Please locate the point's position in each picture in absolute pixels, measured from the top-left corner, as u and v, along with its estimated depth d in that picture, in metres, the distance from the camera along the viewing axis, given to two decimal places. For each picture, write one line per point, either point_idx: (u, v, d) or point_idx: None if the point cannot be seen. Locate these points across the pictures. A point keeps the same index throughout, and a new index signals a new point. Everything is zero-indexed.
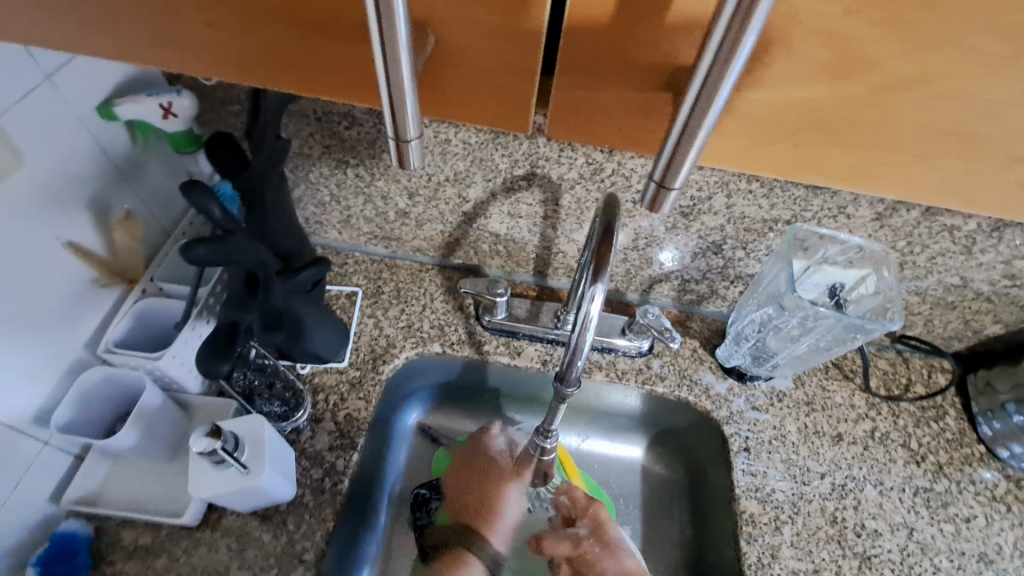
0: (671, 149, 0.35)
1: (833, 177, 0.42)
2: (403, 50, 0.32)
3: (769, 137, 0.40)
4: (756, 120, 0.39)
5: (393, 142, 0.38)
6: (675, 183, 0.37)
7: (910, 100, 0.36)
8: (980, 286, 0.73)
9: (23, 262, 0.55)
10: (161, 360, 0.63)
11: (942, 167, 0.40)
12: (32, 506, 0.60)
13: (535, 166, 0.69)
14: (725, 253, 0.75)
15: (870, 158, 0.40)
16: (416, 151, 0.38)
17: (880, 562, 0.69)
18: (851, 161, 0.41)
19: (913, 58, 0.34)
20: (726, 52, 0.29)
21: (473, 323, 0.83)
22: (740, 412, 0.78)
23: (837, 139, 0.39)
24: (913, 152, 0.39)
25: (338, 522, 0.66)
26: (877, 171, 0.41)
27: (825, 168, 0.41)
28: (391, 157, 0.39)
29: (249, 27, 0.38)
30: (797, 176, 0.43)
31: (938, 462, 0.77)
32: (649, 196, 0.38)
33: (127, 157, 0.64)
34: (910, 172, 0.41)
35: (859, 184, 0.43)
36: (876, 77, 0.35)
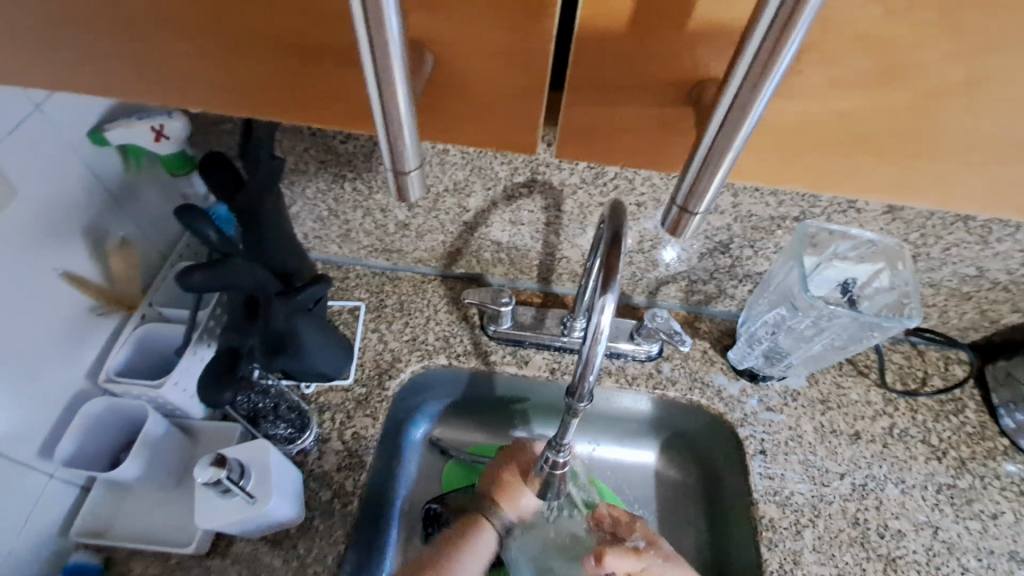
0: (695, 169, 0.33)
1: (868, 192, 0.41)
2: (402, 81, 0.30)
3: (796, 151, 0.38)
4: (783, 134, 0.37)
5: (392, 174, 0.36)
6: (699, 209, 0.35)
7: (953, 108, 0.35)
8: (997, 275, 0.71)
9: (20, 296, 0.54)
10: (162, 388, 0.62)
11: (991, 175, 0.38)
12: (39, 540, 0.59)
13: (536, 173, 0.67)
14: (733, 252, 0.74)
15: (910, 169, 0.39)
16: (417, 182, 0.37)
17: (906, 563, 0.67)
18: (891, 176, 0.39)
19: (958, 61, 0.32)
20: (760, 65, 0.28)
21: (478, 333, 0.81)
22: (754, 413, 0.76)
23: (871, 151, 0.38)
24: (957, 162, 0.38)
25: (349, 544, 0.65)
26: (919, 181, 0.39)
27: (859, 181, 0.40)
28: (390, 189, 0.38)
29: (249, 58, 0.37)
30: (827, 191, 0.41)
31: (960, 458, 0.75)
32: (671, 220, 0.37)
33: (121, 182, 0.63)
34: (953, 185, 0.39)
35: (896, 198, 0.41)
36: (897, 76, 0.33)
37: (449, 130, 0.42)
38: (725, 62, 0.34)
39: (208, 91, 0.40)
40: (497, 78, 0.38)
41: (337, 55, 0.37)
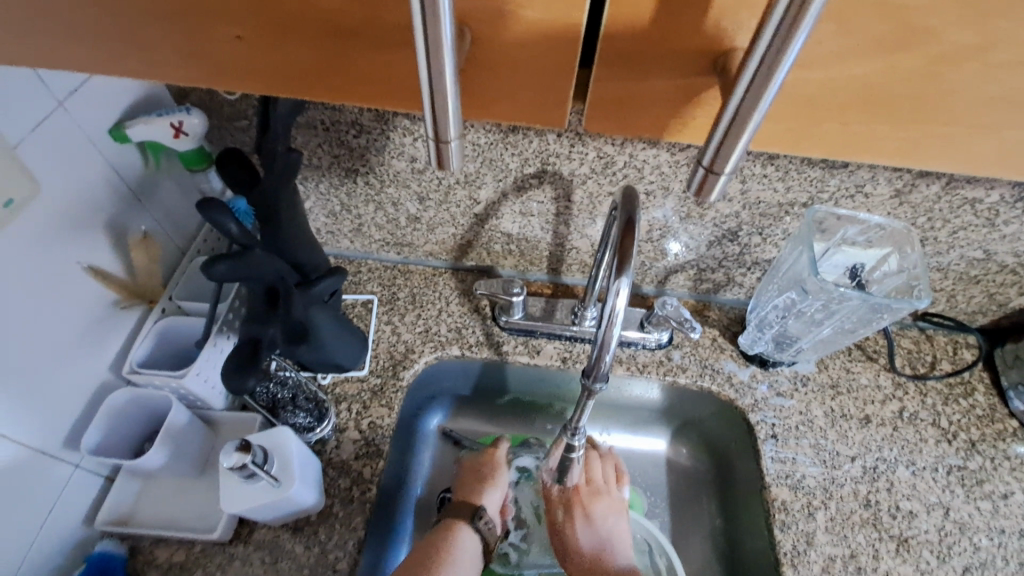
0: (722, 135, 0.34)
1: (882, 154, 0.42)
2: (444, 46, 0.31)
3: (813, 117, 0.39)
4: (800, 100, 0.38)
5: (433, 143, 0.37)
6: (725, 169, 0.35)
7: (970, 68, 0.35)
8: (1005, 258, 0.72)
9: (47, 289, 0.56)
10: (185, 379, 0.63)
11: (1002, 134, 0.39)
12: (68, 529, 0.60)
13: (546, 164, 0.68)
14: (741, 240, 0.75)
15: (922, 132, 0.40)
16: (456, 152, 0.37)
17: (918, 543, 0.68)
18: (900, 139, 0.40)
19: (972, 26, 0.33)
20: (786, 28, 0.28)
21: (490, 323, 0.82)
22: (764, 398, 0.77)
23: (887, 115, 0.39)
24: (970, 123, 0.39)
25: (369, 530, 0.66)
26: (924, 148, 0.41)
27: (873, 144, 0.41)
28: (430, 159, 0.38)
29: (283, 38, 0.38)
30: (841, 155, 0.42)
31: (970, 440, 0.76)
32: (696, 182, 0.37)
33: (140, 178, 0.65)
34: (961, 145, 0.40)
35: (911, 160, 0.42)
36: (909, 44, 0.34)
37: (482, 107, 0.43)
38: (738, 41, 0.35)
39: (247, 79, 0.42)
40: (527, 55, 0.39)
41: (369, 32, 0.38)
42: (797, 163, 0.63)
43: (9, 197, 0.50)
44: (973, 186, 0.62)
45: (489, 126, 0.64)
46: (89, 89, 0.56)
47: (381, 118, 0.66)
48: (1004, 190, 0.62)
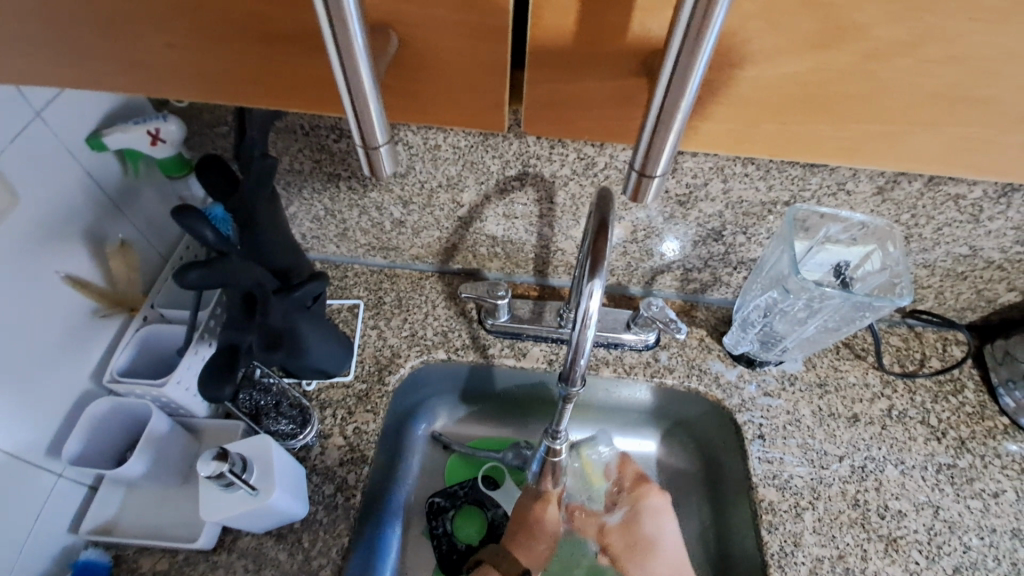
0: (647, 138, 0.34)
1: (829, 154, 0.45)
2: (359, 55, 0.31)
3: (757, 116, 0.42)
4: (742, 101, 0.41)
5: (362, 149, 0.37)
6: (658, 170, 0.35)
7: (902, 65, 0.38)
8: (990, 254, 0.71)
9: (27, 297, 0.56)
10: (165, 387, 0.63)
11: (942, 133, 0.42)
12: (51, 539, 0.60)
13: (527, 166, 0.68)
14: (726, 240, 0.74)
15: (862, 131, 0.43)
16: (387, 156, 0.37)
17: (907, 543, 0.67)
18: (844, 137, 0.44)
19: (901, 22, 0.35)
20: (695, 32, 0.28)
21: (476, 327, 0.82)
22: (752, 398, 0.77)
23: (830, 113, 0.42)
24: (911, 121, 0.42)
25: (353, 537, 0.66)
26: (872, 145, 0.44)
27: (819, 144, 0.44)
28: (362, 165, 0.39)
29: (239, 44, 0.41)
30: (789, 154, 0.45)
31: (960, 437, 0.75)
32: (630, 186, 0.37)
33: (120, 185, 0.65)
34: (904, 143, 0.44)
35: (858, 158, 0.45)
36: (839, 40, 0.37)
37: (431, 109, 0.45)
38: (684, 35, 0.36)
39: (188, 84, 0.45)
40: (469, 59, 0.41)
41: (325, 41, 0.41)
42: (777, 161, 0.63)
43: None
44: (955, 182, 0.62)
45: (468, 129, 0.64)
46: (66, 98, 0.56)
47: None
48: (986, 185, 0.62)
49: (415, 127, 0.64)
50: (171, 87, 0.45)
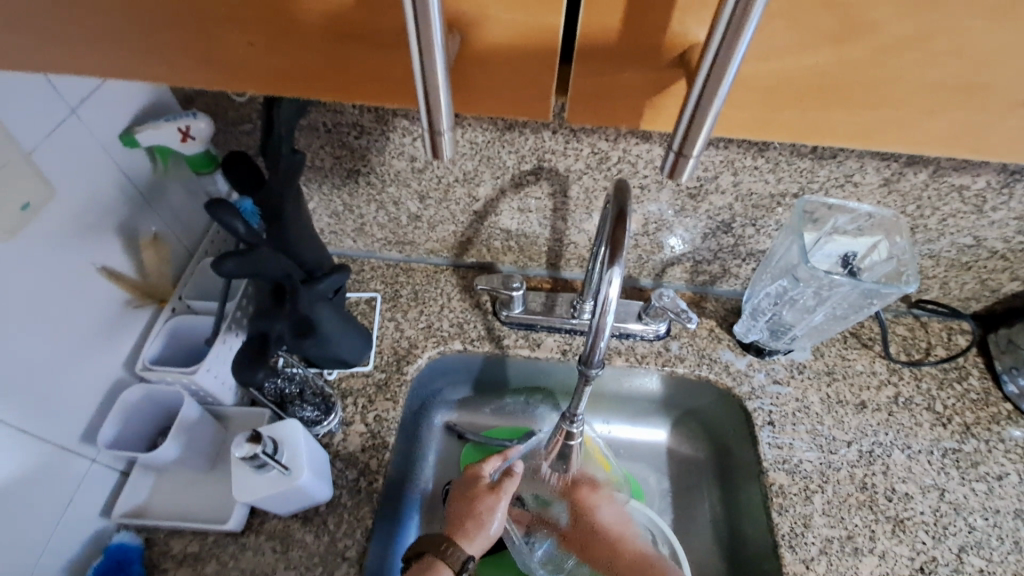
0: (686, 120, 0.35)
1: (841, 139, 0.40)
2: (437, 50, 0.32)
3: (778, 103, 0.37)
4: (762, 88, 0.36)
5: (427, 134, 0.37)
6: (694, 151, 0.36)
7: (911, 59, 0.34)
8: (994, 244, 0.73)
9: (64, 289, 0.57)
10: (196, 374, 0.65)
11: (950, 120, 0.37)
12: (86, 522, 0.62)
13: (542, 160, 0.70)
14: (735, 231, 0.76)
15: (874, 121, 0.38)
16: (450, 142, 0.37)
17: (914, 524, 0.69)
18: (857, 126, 0.39)
19: (914, 17, 0.32)
20: (737, 21, 0.29)
21: (491, 319, 0.84)
22: (762, 386, 0.79)
23: (846, 98, 0.37)
24: (922, 110, 0.37)
25: (376, 521, 0.68)
26: (881, 133, 0.39)
27: (834, 131, 0.39)
28: (425, 149, 0.38)
29: (285, 46, 0.36)
30: (808, 140, 0.40)
31: (964, 423, 0.77)
32: (668, 166, 0.38)
33: (149, 181, 0.67)
34: (910, 129, 0.38)
35: (871, 142, 0.40)
36: (852, 37, 0.33)
37: (470, 102, 0.42)
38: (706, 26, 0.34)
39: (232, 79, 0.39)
40: (515, 49, 0.37)
41: (364, 34, 0.35)
42: (786, 155, 0.65)
43: (26, 201, 0.51)
44: (959, 172, 0.64)
45: (485, 125, 0.66)
46: (100, 96, 0.58)
47: (382, 119, 0.68)
48: (990, 176, 0.64)
49: None
50: (182, 70, 0.39)
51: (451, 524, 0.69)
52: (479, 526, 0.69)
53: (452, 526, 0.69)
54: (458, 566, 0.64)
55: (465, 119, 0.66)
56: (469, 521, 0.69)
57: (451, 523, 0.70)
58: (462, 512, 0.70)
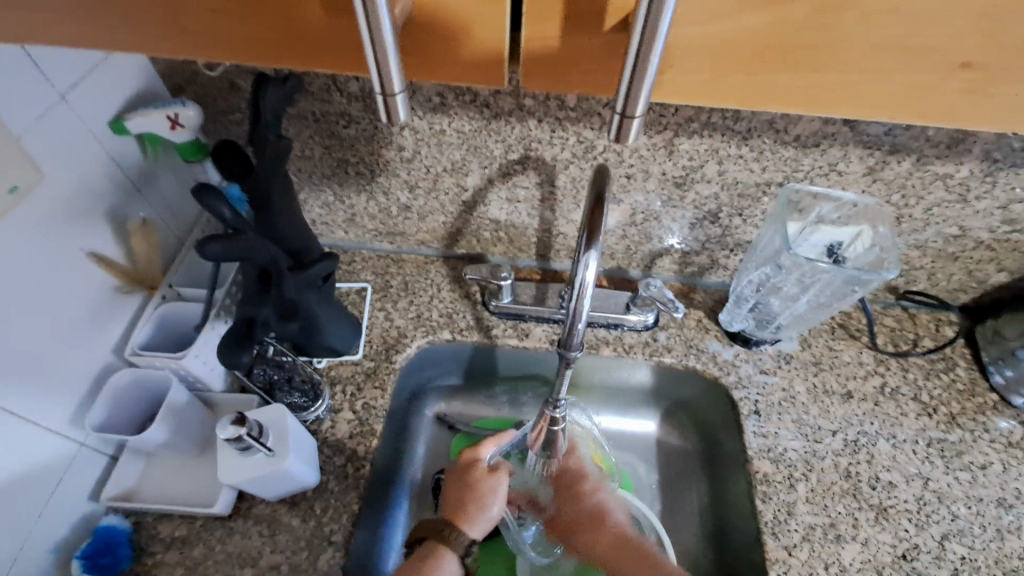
0: (627, 80, 0.34)
1: (788, 102, 0.38)
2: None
3: (725, 66, 0.36)
4: (706, 48, 0.35)
5: (381, 99, 0.37)
6: (638, 111, 0.35)
7: (850, 17, 0.32)
8: (980, 234, 0.73)
9: (52, 273, 0.58)
10: (184, 359, 0.66)
11: (901, 81, 0.36)
12: (75, 505, 0.63)
13: (528, 150, 0.70)
14: (722, 222, 0.77)
15: (821, 86, 0.36)
16: (403, 104, 0.37)
17: (897, 512, 0.70)
18: (803, 92, 0.37)
19: None
20: None
21: (480, 309, 0.85)
22: (749, 376, 0.79)
23: (790, 60, 0.35)
24: (868, 73, 0.35)
25: (363, 506, 0.68)
26: (831, 100, 0.37)
27: (781, 94, 0.37)
28: (380, 114, 0.38)
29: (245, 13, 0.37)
30: (756, 105, 0.38)
31: (950, 413, 0.77)
32: (614, 128, 0.37)
33: (139, 169, 0.68)
34: (858, 91, 0.36)
35: (819, 107, 0.38)
36: None
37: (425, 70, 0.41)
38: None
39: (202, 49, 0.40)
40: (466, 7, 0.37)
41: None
42: (770, 143, 0.65)
43: (13, 183, 0.52)
44: (942, 161, 0.64)
45: (471, 114, 0.67)
46: (89, 82, 0.59)
47: (369, 108, 0.68)
48: (972, 164, 0.64)
49: (422, 111, 0.67)
50: (148, 39, 0.39)
51: (452, 507, 0.69)
52: (481, 509, 0.69)
53: (453, 509, 0.69)
54: (463, 551, 0.65)
55: (452, 107, 0.67)
56: (471, 504, 0.69)
57: (451, 506, 0.70)
58: (462, 495, 0.70)
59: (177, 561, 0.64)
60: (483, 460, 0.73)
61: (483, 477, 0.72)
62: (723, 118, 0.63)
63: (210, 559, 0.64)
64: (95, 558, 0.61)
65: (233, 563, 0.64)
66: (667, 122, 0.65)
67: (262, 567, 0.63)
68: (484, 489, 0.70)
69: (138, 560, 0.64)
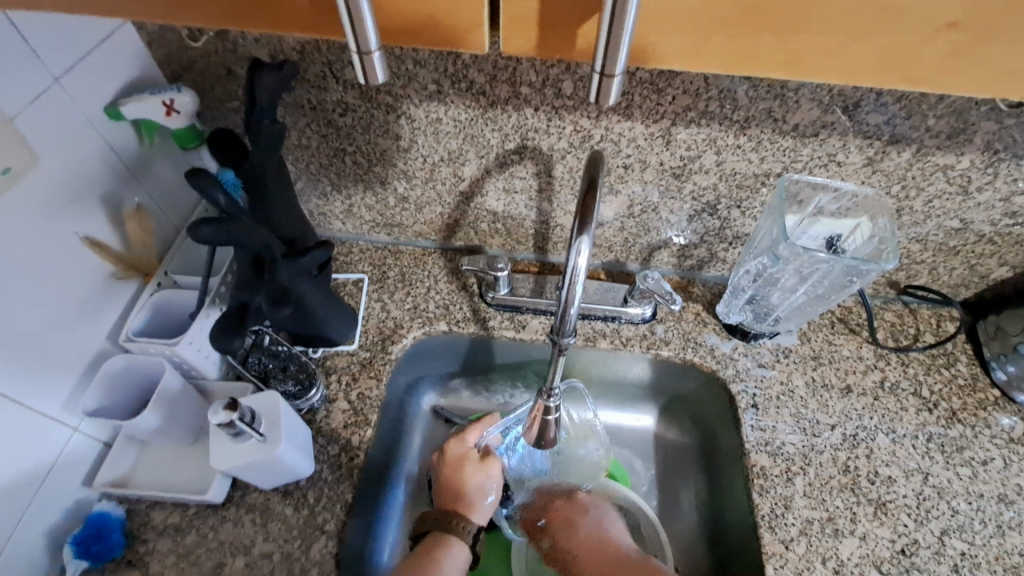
0: (606, 36, 0.32)
1: (768, 68, 0.36)
2: None
3: (709, 28, 0.34)
4: (684, 11, 0.34)
5: (357, 56, 0.36)
6: (616, 71, 0.34)
7: None
8: (981, 227, 0.73)
9: (46, 256, 0.58)
10: (178, 346, 0.66)
11: (884, 45, 0.34)
12: (68, 491, 0.63)
13: (526, 139, 0.70)
14: (721, 213, 0.76)
15: (806, 47, 0.35)
16: (380, 64, 0.36)
17: (896, 507, 0.69)
18: (788, 52, 0.35)
19: None
20: None
21: (477, 301, 0.84)
22: (747, 369, 0.79)
23: (773, 21, 0.33)
24: (852, 34, 0.34)
25: (357, 496, 0.68)
26: (816, 62, 0.35)
27: (762, 60, 0.36)
28: (357, 74, 0.37)
29: None
30: (739, 70, 0.36)
31: (951, 409, 0.76)
32: (594, 91, 0.36)
33: (135, 155, 0.68)
34: (837, 54, 0.35)
35: (799, 73, 0.36)
36: None
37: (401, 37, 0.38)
38: None
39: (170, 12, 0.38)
40: None
41: None
42: (769, 132, 0.65)
43: (6, 165, 0.52)
44: (942, 152, 0.64)
45: (468, 102, 0.67)
46: (84, 67, 0.59)
47: (365, 96, 0.68)
48: (973, 155, 0.64)
49: (419, 99, 0.67)
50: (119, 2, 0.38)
51: (449, 498, 0.69)
52: (481, 498, 0.69)
53: (451, 500, 0.69)
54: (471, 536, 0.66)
55: (448, 96, 0.66)
56: (469, 494, 0.69)
57: (449, 495, 0.69)
58: (459, 485, 0.69)
59: (170, 549, 0.63)
60: (472, 452, 0.71)
61: (475, 467, 0.71)
62: (721, 106, 0.63)
63: (203, 547, 0.64)
64: (87, 543, 0.61)
65: (225, 551, 0.63)
66: (665, 110, 0.64)
67: (254, 555, 0.63)
68: (479, 484, 0.70)
69: (130, 546, 0.64)
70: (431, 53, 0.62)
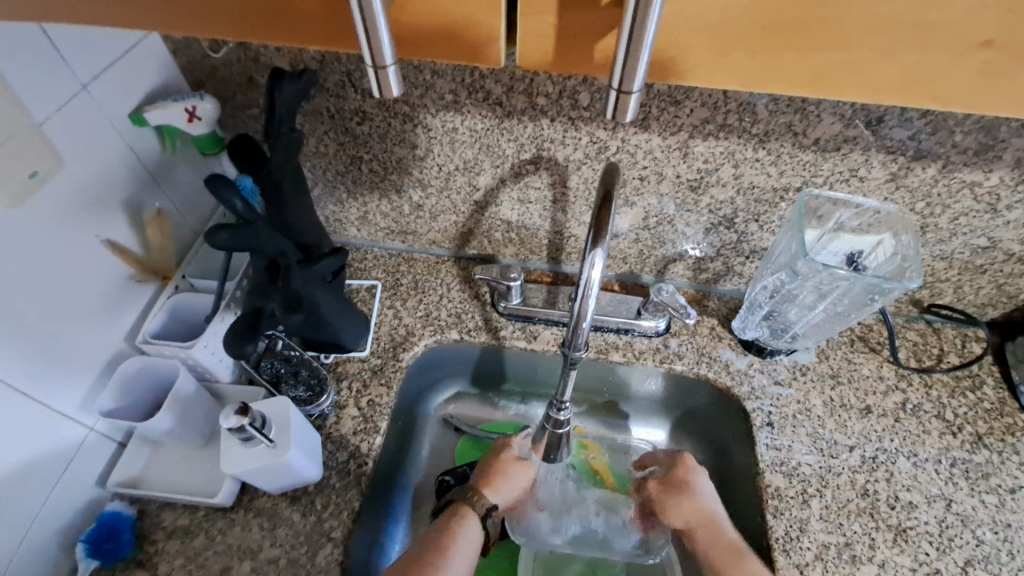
0: (624, 52, 0.32)
1: (791, 85, 0.35)
2: None
3: (727, 45, 0.34)
4: (703, 28, 0.33)
5: (371, 70, 0.36)
6: (634, 88, 0.33)
7: None
8: (1010, 245, 0.70)
9: (68, 259, 0.59)
10: (193, 349, 0.67)
11: (909, 62, 0.33)
12: (81, 490, 0.64)
13: (541, 149, 0.70)
14: (738, 227, 0.75)
15: (827, 62, 0.34)
16: (395, 78, 0.36)
17: (917, 534, 0.66)
18: (810, 68, 0.34)
19: None
20: None
21: (489, 310, 0.84)
22: (763, 387, 0.77)
23: (794, 39, 0.33)
24: (876, 50, 0.33)
25: (364, 503, 0.68)
26: (838, 79, 0.35)
27: (786, 76, 0.35)
28: (372, 89, 0.37)
29: None
30: (758, 88, 0.36)
31: (976, 433, 0.74)
32: (611, 106, 0.35)
33: (157, 160, 0.69)
34: (859, 73, 0.34)
35: (822, 88, 0.35)
36: None
37: (415, 49, 0.38)
38: None
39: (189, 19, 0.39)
40: None
41: None
42: (789, 147, 0.64)
43: (33, 169, 0.53)
44: (970, 169, 0.62)
45: (485, 112, 0.67)
46: (109, 75, 0.60)
47: (383, 105, 0.68)
48: (1003, 172, 0.62)
49: (435, 108, 0.67)
50: (139, 12, 0.38)
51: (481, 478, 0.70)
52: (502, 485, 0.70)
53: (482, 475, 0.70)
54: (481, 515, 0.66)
55: (465, 106, 0.67)
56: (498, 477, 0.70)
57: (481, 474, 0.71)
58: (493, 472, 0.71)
59: (178, 551, 0.64)
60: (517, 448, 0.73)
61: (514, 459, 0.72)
62: (740, 119, 0.62)
63: (210, 550, 0.64)
64: (98, 542, 0.62)
65: (232, 555, 0.63)
66: (681, 123, 0.64)
67: (261, 560, 0.63)
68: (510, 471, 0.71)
69: (140, 547, 0.64)
70: (448, 63, 0.62)
